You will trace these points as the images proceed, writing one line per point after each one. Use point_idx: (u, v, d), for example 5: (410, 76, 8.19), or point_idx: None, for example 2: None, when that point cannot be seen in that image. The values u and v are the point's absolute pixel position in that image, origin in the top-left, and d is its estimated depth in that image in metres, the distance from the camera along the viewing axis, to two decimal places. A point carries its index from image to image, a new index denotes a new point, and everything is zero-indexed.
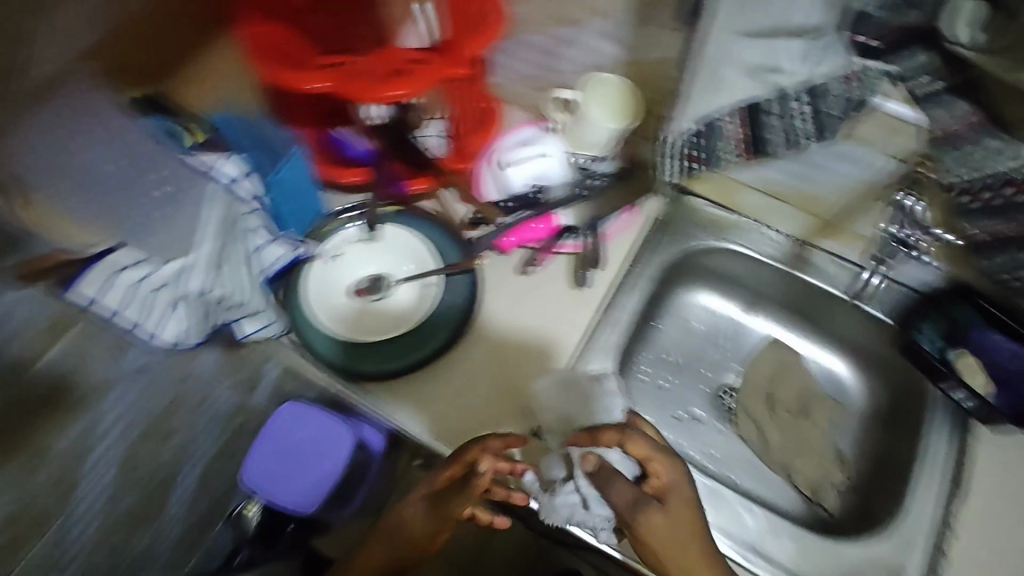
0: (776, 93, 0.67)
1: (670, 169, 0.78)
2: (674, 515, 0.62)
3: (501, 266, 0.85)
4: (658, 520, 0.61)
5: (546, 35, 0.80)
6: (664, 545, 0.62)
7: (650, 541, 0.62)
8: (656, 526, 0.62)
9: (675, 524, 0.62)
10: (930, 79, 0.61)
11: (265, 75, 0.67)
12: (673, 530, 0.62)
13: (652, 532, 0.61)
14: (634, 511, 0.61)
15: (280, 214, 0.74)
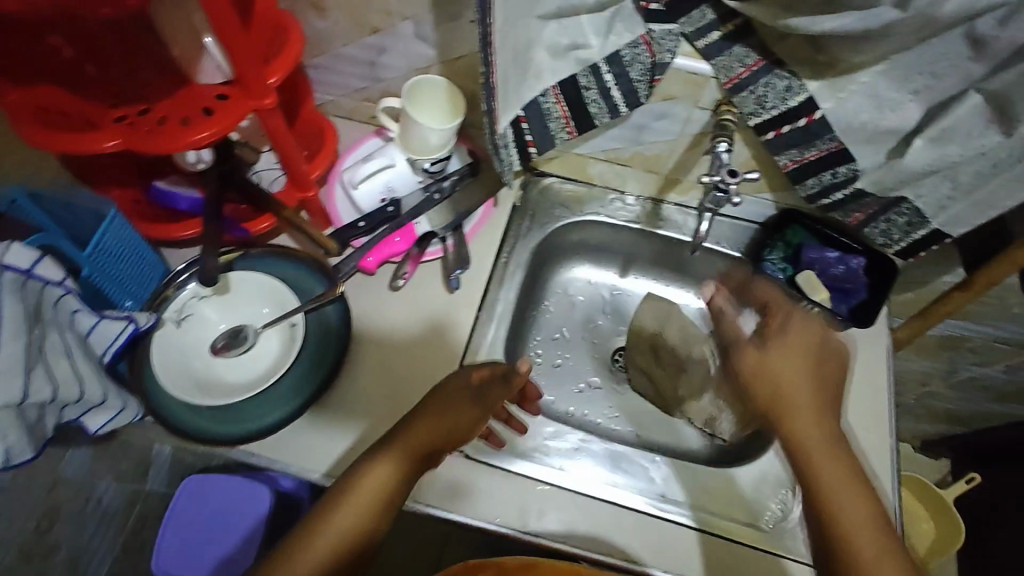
0: (586, 67, 0.71)
1: (504, 158, 0.76)
2: (812, 363, 0.63)
3: (368, 287, 0.83)
4: (752, 357, 0.65)
5: (359, 45, 0.80)
6: (773, 373, 0.63)
7: (776, 365, 0.63)
8: (748, 366, 0.65)
9: (813, 351, 0.64)
10: (709, 32, 0.68)
11: (45, 147, 0.60)
12: (812, 373, 0.63)
13: (784, 367, 0.62)
14: (772, 337, 0.65)
15: (104, 287, 0.67)
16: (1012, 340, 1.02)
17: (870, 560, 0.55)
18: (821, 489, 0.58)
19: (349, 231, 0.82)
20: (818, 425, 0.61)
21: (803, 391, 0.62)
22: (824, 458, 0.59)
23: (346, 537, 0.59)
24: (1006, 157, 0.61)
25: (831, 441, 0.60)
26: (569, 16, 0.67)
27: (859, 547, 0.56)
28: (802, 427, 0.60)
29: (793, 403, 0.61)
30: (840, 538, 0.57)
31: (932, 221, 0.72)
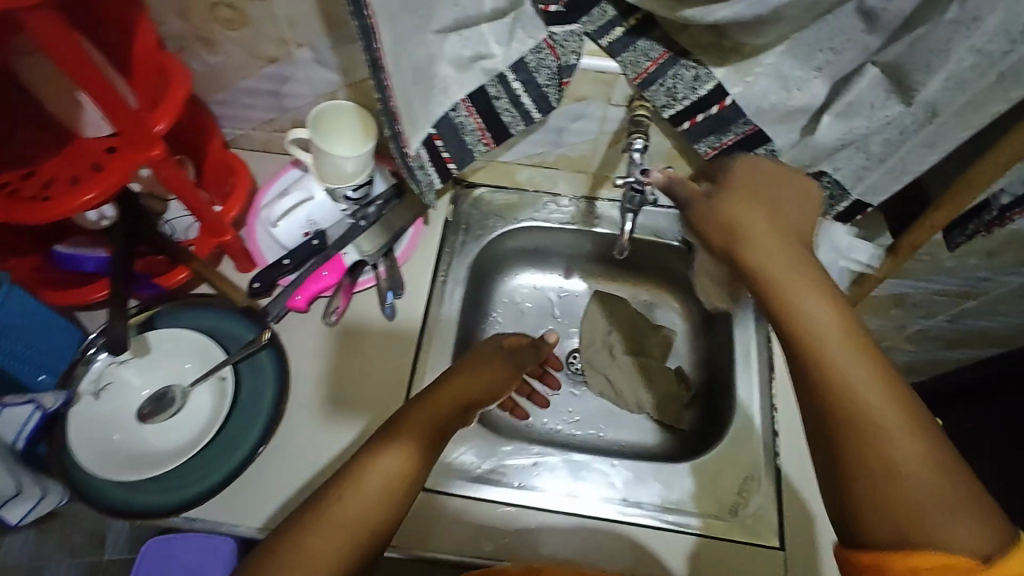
0: (494, 77, 0.69)
1: (421, 178, 0.74)
2: (760, 194, 0.55)
3: (303, 327, 0.79)
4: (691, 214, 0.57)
5: (260, 76, 0.77)
6: (722, 209, 0.54)
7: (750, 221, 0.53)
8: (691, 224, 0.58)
9: (759, 183, 0.56)
10: (611, 29, 0.67)
11: None
12: (764, 206, 0.54)
13: (737, 204, 0.54)
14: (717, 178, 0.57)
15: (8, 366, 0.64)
16: (953, 292, 1.04)
17: (868, 389, 0.46)
18: (796, 320, 0.49)
19: (274, 271, 0.79)
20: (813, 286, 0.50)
21: (785, 253, 0.51)
22: (792, 278, 0.50)
23: (376, 510, 0.51)
24: (911, 123, 0.62)
25: (796, 263, 0.51)
26: (469, 26, 0.65)
27: (850, 380, 0.46)
28: (760, 246, 0.51)
29: (745, 237, 0.52)
30: (823, 367, 0.47)
31: (853, 192, 0.71)
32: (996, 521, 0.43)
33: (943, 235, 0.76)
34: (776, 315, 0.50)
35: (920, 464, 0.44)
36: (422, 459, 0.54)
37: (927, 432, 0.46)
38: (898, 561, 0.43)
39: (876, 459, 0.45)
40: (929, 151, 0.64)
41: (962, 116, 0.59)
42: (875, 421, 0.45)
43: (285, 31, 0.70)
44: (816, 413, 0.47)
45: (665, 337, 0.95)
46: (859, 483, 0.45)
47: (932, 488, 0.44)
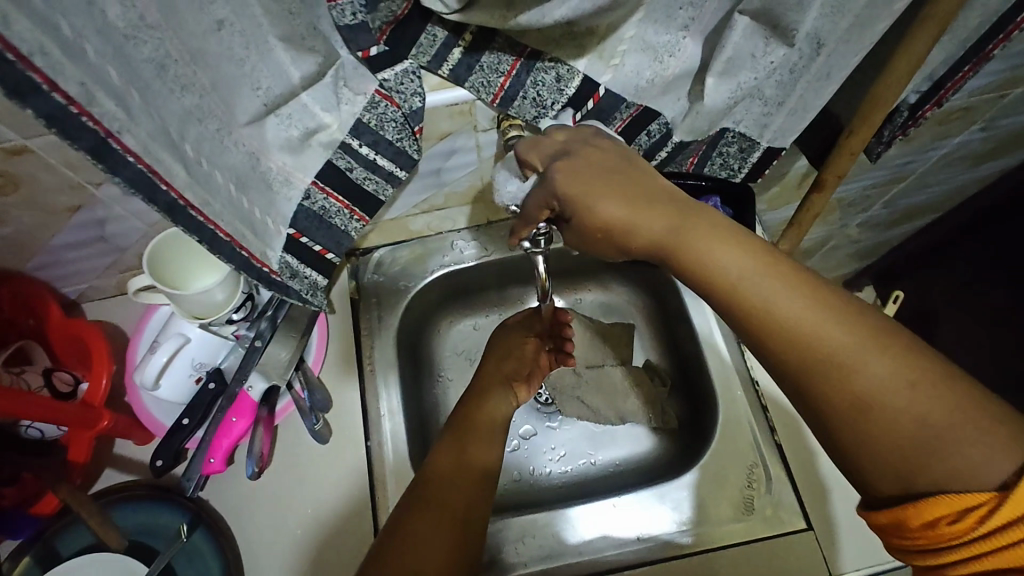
0: (337, 149, 0.58)
1: (296, 287, 0.64)
2: (620, 169, 0.50)
3: (234, 485, 0.70)
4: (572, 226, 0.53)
5: (74, 226, 0.65)
6: (587, 200, 0.49)
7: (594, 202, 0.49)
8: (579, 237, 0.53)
9: (611, 162, 0.51)
10: (448, 53, 0.56)
11: None
12: (628, 184, 0.49)
13: (599, 191, 0.49)
14: (560, 163, 0.51)
15: None
16: (881, 183, 1.00)
17: (814, 322, 0.42)
18: (708, 277, 0.45)
19: (176, 437, 0.67)
20: (712, 237, 0.45)
21: (663, 216, 0.48)
22: (689, 238, 0.46)
23: (451, 498, 0.58)
24: (798, 59, 0.56)
25: (682, 219, 0.47)
26: (286, 103, 0.53)
27: (791, 323, 0.43)
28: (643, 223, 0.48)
29: (623, 221, 0.49)
30: (757, 319, 0.44)
31: (761, 141, 0.66)
32: (997, 422, 0.40)
33: (862, 152, 0.69)
34: (692, 282, 0.46)
35: (897, 383, 0.41)
36: (471, 446, 0.63)
37: (893, 343, 0.42)
38: (917, 508, 0.40)
39: (851, 395, 0.41)
40: (825, 84, 0.59)
41: (850, 40, 0.55)
42: (837, 357, 0.42)
43: (73, 175, 0.58)
44: (777, 366, 0.44)
45: (625, 329, 0.88)
46: (842, 427, 0.42)
47: (914, 409, 0.41)
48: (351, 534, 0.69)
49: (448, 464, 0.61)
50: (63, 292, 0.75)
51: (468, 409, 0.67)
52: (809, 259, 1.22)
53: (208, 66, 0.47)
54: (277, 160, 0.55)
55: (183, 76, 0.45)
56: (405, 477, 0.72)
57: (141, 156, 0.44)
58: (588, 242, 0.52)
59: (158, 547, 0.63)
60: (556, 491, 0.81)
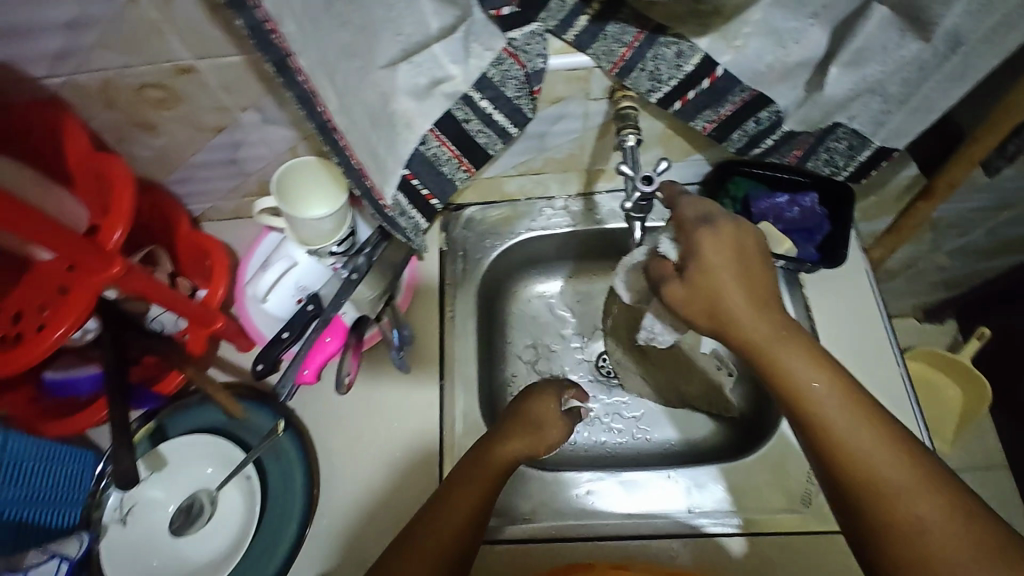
0: (459, 100, 0.62)
1: (404, 224, 0.69)
2: (751, 265, 0.55)
3: (321, 398, 0.76)
4: (684, 290, 0.56)
5: (212, 146, 0.72)
6: (716, 287, 0.54)
7: (720, 282, 0.54)
8: (688, 301, 0.56)
9: (746, 250, 0.55)
10: (575, 20, 0.59)
11: None
12: (751, 284, 0.54)
13: (728, 282, 0.54)
14: (710, 227, 0.55)
15: (40, 502, 0.64)
16: (989, 206, 0.96)
17: (875, 452, 0.49)
18: (792, 387, 0.52)
19: (276, 348, 0.74)
20: (804, 358, 0.52)
21: (764, 325, 0.53)
22: (780, 349, 0.53)
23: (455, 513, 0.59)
24: (930, 57, 0.56)
25: (782, 332, 0.53)
26: (420, 52, 0.57)
27: (853, 443, 0.50)
28: (749, 325, 0.53)
29: (736, 317, 0.53)
30: (828, 436, 0.50)
31: (874, 140, 0.65)
32: None
33: (980, 165, 0.68)
34: (774, 390, 0.53)
35: (943, 528, 0.47)
36: (501, 441, 0.64)
37: (943, 487, 0.48)
38: None
39: (894, 521, 0.48)
40: (954, 84, 0.58)
41: (989, 41, 0.54)
42: (883, 481, 0.49)
43: (225, 98, 0.64)
44: (832, 475, 0.51)
45: None
46: (879, 538, 0.48)
47: (947, 549, 0.46)
48: (422, 482, 0.72)
49: (479, 467, 0.63)
50: (191, 208, 0.83)
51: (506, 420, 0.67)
52: (892, 279, 1.18)
53: (365, 8, 0.51)
54: (404, 104, 0.60)
55: (344, 13, 0.50)
56: (477, 430, 0.76)
57: (309, 76, 0.50)
58: (690, 318, 0.56)
59: (254, 435, 0.70)
60: (609, 459, 0.84)
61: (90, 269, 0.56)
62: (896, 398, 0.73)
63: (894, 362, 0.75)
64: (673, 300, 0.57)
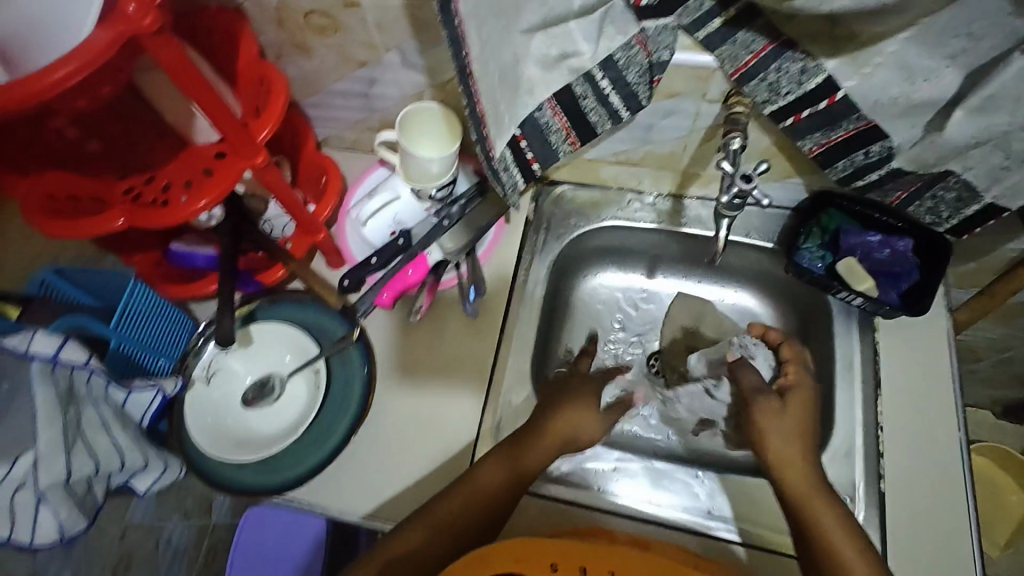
0: (581, 75, 0.67)
1: (507, 180, 0.74)
2: (808, 430, 0.70)
3: (390, 322, 0.82)
4: (777, 406, 0.72)
5: (351, 78, 0.80)
6: (783, 441, 0.69)
7: (791, 423, 0.71)
8: (772, 415, 0.71)
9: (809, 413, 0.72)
10: (709, 21, 0.62)
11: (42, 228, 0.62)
12: (807, 440, 0.69)
13: (793, 436, 0.69)
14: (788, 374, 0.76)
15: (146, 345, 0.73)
16: None
17: None
18: (818, 527, 0.61)
19: (362, 269, 0.81)
20: (834, 514, 0.62)
21: (808, 475, 0.66)
22: (813, 497, 0.64)
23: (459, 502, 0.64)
24: None
25: (818, 488, 0.64)
26: (558, 24, 0.62)
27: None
28: (790, 476, 0.66)
29: (790, 457, 0.67)
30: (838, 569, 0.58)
31: (985, 195, 0.65)
32: None
33: None
34: (798, 530, 0.62)
35: None
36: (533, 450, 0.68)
37: None
38: None
39: None
40: None
41: None
42: None
43: (376, 35, 0.72)
44: None
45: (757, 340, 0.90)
46: None
47: None
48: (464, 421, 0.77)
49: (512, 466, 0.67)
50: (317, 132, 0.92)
51: (532, 428, 0.70)
52: (975, 361, 1.12)
53: None
54: (532, 70, 0.65)
55: None
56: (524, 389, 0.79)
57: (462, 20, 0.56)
58: (763, 430, 0.70)
59: (330, 338, 0.79)
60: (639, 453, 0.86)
61: (241, 154, 0.65)
62: (950, 464, 0.71)
63: (956, 427, 0.73)
64: (761, 414, 0.72)
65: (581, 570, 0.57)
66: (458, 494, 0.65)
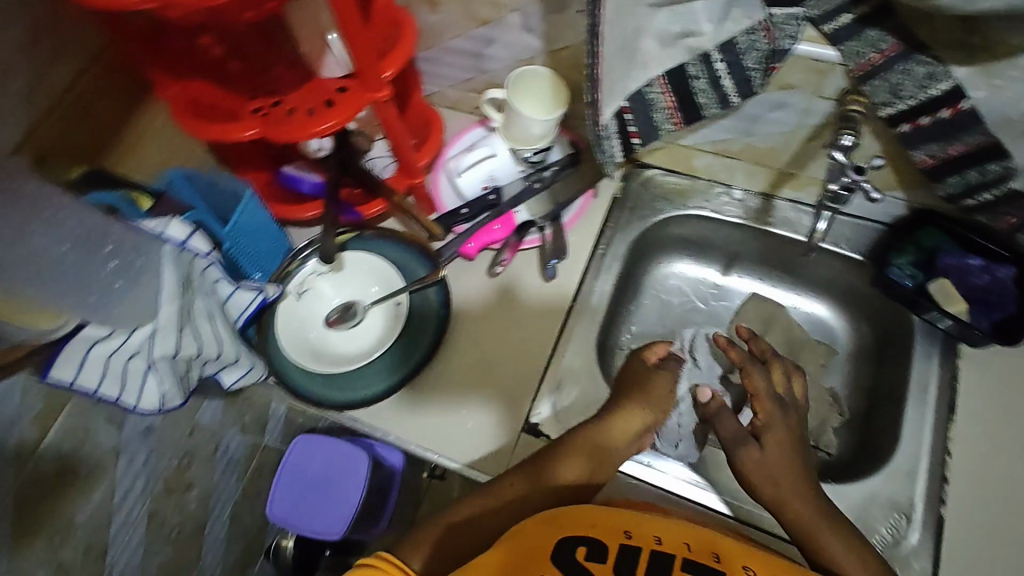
0: (698, 56, 0.68)
1: (607, 148, 0.76)
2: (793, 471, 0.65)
3: (473, 272, 0.86)
4: (758, 456, 0.66)
5: (468, 37, 0.83)
6: (774, 481, 0.65)
7: (757, 479, 0.66)
8: (756, 467, 0.66)
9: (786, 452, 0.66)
10: (838, 16, 0.62)
11: (189, 130, 0.69)
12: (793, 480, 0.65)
13: (782, 483, 0.65)
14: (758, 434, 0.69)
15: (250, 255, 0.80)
16: None
17: None
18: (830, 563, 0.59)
19: (452, 219, 0.85)
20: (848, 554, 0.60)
21: (809, 510, 0.63)
22: (819, 531, 0.61)
23: (478, 510, 0.64)
24: None
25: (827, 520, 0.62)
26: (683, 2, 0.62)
27: None
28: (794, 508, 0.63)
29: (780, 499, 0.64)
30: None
31: None
32: None
33: None
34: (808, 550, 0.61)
35: None
36: (562, 465, 0.68)
37: None
38: None
39: None
40: None
41: None
42: None
43: None
44: None
45: (826, 351, 0.89)
46: None
47: None
48: (526, 372, 0.81)
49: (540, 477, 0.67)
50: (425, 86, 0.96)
51: (563, 440, 0.70)
52: None
53: None
54: (651, 45, 0.66)
55: None
56: (586, 354, 0.82)
57: None
58: (754, 484, 0.66)
59: (414, 276, 0.83)
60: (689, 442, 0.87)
61: (366, 87, 0.70)
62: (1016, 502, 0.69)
63: None
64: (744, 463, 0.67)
65: (655, 540, 0.58)
66: (483, 500, 0.65)
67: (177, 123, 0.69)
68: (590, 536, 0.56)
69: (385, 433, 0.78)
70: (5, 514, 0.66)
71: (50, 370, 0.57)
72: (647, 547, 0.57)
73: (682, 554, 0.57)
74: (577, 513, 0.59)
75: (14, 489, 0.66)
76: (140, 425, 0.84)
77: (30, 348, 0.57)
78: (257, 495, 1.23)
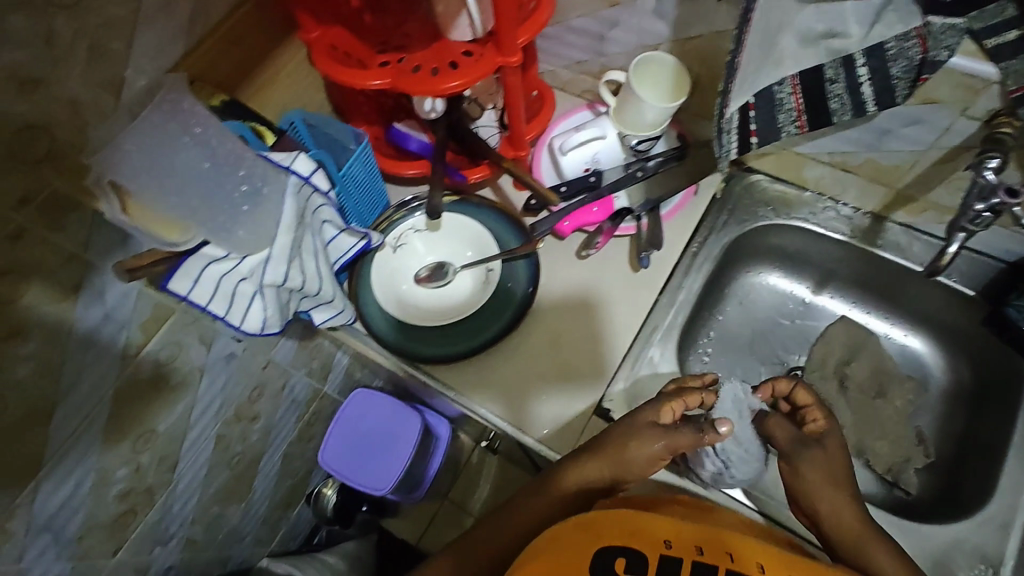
0: (839, 59, 0.64)
1: (724, 143, 0.72)
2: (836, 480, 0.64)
3: (563, 251, 0.86)
4: (822, 456, 0.65)
5: (593, 17, 0.82)
6: (815, 485, 0.63)
7: (808, 477, 0.64)
8: (818, 467, 0.64)
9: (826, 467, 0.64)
10: (1004, 31, 0.58)
11: (325, 73, 0.72)
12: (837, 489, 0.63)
13: (824, 490, 0.63)
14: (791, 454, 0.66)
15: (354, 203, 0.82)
16: None
17: None
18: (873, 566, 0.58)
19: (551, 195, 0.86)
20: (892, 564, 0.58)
21: (850, 517, 0.61)
22: (861, 540, 0.60)
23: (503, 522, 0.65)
24: None
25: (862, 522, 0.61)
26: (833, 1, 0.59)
27: None
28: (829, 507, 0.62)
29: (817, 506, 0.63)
30: None
31: None
32: None
33: None
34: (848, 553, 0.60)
35: None
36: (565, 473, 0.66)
37: None
38: None
39: None
40: None
41: None
42: None
43: None
44: None
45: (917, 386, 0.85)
46: None
47: None
48: (602, 356, 0.80)
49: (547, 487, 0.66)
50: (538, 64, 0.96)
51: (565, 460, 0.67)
52: None
53: None
54: (789, 42, 0.63)
55: None
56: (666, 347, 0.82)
57: None
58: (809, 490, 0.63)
59: (505, 246, 0.84)
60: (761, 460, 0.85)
61: (498, 52, 0.71)
62: None
63: None
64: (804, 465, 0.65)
65: (695, 550, 0.54)
66: (504, 512, 0.65)
67: (316, 65, 0.72)
68: (629, 545, 0.53)
69: (456, 396, 0.79)
70: (102, 410, 0.70)
71: (169, 280, 0.62)
72: (687, 557, 0.53)
73: (726, 564, 0.53)
74: (613, 518, 0.55)
75: (114, 388, 0.70)
76: (227, 349, 0.87)
77: (153, 255, 0.60)
78: (310, 439, 1.27)
